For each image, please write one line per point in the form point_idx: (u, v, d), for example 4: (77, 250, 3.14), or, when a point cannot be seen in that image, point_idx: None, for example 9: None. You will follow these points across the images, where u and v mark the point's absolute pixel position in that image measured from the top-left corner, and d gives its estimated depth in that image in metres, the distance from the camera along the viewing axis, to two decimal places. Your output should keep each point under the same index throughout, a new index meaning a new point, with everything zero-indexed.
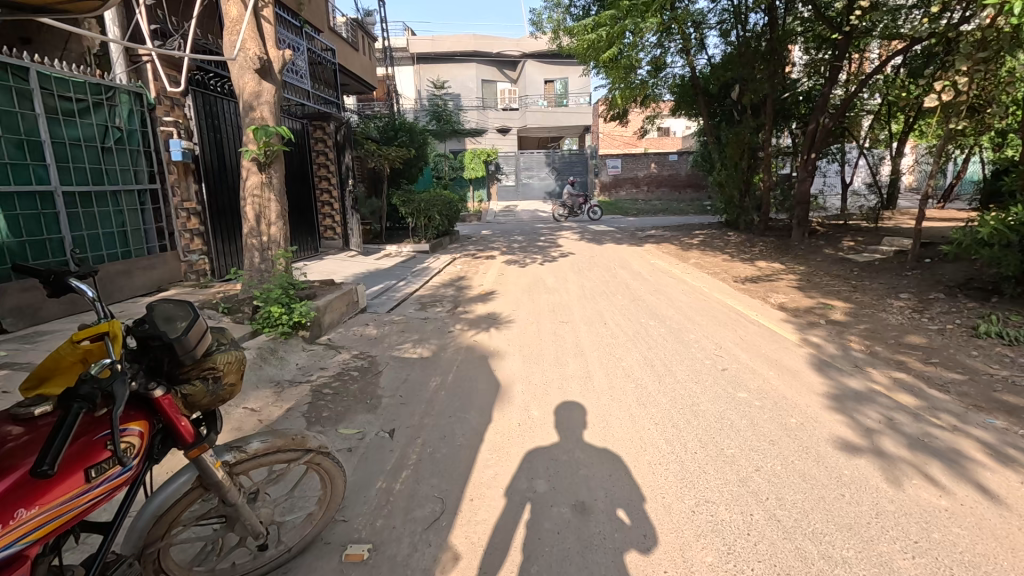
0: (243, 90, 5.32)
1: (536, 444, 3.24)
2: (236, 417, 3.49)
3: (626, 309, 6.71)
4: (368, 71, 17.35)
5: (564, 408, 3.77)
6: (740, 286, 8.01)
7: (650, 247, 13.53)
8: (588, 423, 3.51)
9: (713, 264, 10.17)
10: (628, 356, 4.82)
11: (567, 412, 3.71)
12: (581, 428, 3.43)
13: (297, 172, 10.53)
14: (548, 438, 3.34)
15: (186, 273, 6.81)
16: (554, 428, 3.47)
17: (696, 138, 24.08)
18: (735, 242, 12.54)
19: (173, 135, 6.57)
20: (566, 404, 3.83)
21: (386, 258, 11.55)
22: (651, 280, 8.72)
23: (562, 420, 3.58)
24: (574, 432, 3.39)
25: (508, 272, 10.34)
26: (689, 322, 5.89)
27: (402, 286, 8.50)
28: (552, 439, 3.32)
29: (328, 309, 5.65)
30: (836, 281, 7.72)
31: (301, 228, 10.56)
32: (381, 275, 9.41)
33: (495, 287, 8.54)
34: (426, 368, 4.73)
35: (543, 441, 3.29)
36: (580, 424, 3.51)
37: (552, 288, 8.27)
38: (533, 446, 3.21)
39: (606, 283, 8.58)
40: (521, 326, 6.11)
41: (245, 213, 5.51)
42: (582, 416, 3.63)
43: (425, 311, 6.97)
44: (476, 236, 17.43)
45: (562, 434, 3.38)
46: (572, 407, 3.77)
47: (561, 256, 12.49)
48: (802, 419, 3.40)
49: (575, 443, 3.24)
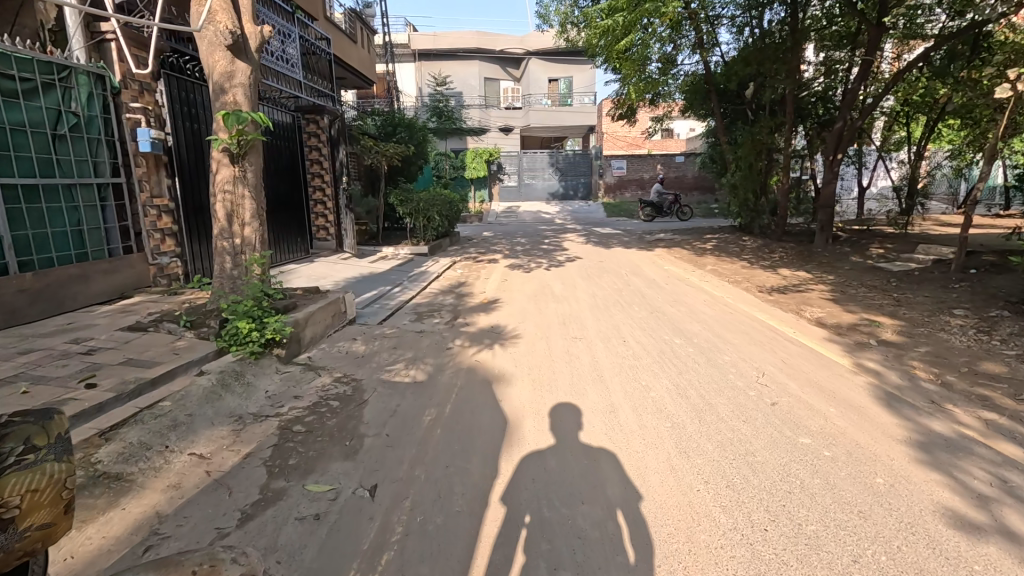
0: (213, 70, 4.62)
1: (534, 448, 3.16)
2: (177, 467, 2.77)
3: (645, 323, 6.03)
4: (366, 65, 16.66)
5: (561, 411, 3.70)
6: (768, 297, 7.31)
7: (660, 252, 12.82)
8: (583, 425, 3.48)
9: (732, 271, 9.48)
10: (654, 385, 4.09)
11: (561, 415, 3.65)
12: (577, 430, 3.39)
13: (285, 168, 9.78)
14: (546, 441, 3.27)
15: (155, 278, 6.11)
16: (550, 431, 3.39)
17: (704, 140, 23.43)
18: (751, 248, 11.84)
19: (141, 124, 5.87)
20: (562, 407, 3.76)
21: (381, 261, 10.83)
22: (668, 289, 8.01)
23: (555, 423, 3.51)
24: (571, 436, 3.32)
25: (512, 277, 9.65)
26: (720, 341, 5.19)
27: (397, 293, 7.78)
28: (548, 442, 3.26)
29: (310, 321, 4.95)
30: (873, 293, 7.03)
31: (290, 227, 9.83)
32: (373, 280, 8.68)
33: (498, 295, 7.83)
34: (418, 396, 4.00)
35: (540, 444, 3.21)
36: (576, 426, 3.47)
37: (561, 297, 7.57)
38: (533, 450, 3.15)
39: (619, 292, 7.86)
40: (529, 342, 5.40)
41: (215, 211, 4.79)
42: (578, 418, 3.59)
43: (421, 322, 6.26)
44: (477, 238, 16.73)
45: (557, 437, 3.32)
46: (565, 409, 3.72)
47: (568, 260, 11.79)
48: (893, 480, 2.69)
49: (573, 445, 3.20)
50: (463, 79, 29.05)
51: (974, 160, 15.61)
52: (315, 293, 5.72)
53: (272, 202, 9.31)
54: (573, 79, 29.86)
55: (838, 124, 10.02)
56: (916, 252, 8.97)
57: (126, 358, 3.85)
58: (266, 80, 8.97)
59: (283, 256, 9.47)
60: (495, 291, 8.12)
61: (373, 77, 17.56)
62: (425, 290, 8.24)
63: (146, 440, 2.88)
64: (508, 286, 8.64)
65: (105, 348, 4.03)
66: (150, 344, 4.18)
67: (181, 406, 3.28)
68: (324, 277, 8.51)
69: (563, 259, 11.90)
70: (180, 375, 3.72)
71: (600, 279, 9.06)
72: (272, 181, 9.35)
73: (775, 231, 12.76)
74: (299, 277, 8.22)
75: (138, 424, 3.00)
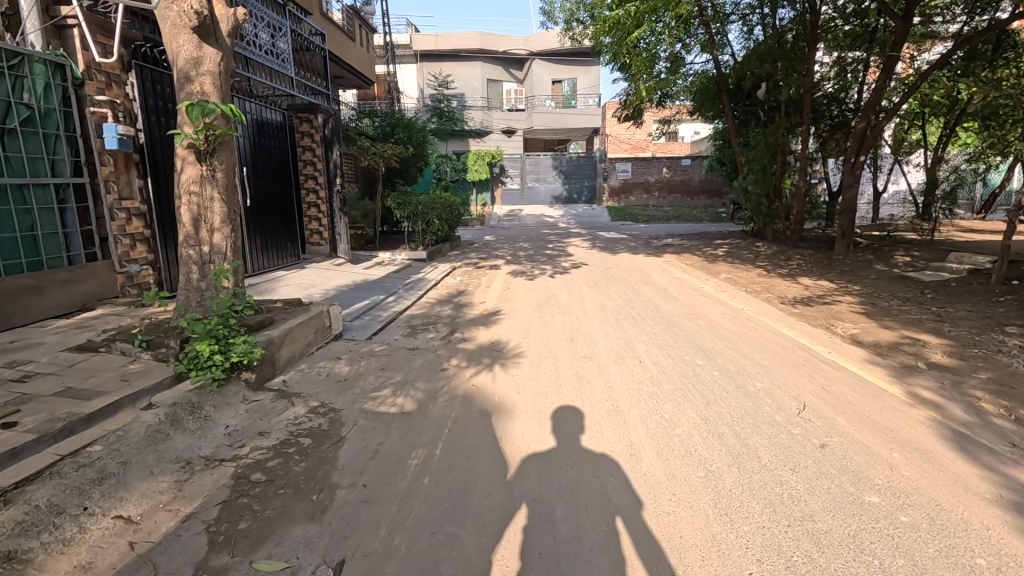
0: (177, 56, 4.09)
1: (534, 450, 3.18)
2: (94, 537, 2.21)
3: (660, 339, 5.47)
4: (365, 63, 16.16)
5: (563, 412, 3.73)
6: (792, 309, 6.74)
7: (670, 258, 12.27)
8: (584, 427, 3.49)
9: (749, 281, 8.89)
10: (679, 422, 3.48)
11: (563, 416, 3.67)
12: (578, 432, 3.41)
13: (276, 168, 9.23)
14: (546, 442, 3.29)
15: (124, 288, 5.58)
16: (551, 433, 3.41)
17: (712, 143, 22.90)
18: (767, 255, 11.24)
19: (108, 118, 5.34)
20: (564, 408, 3.78)
21: (375, 268, 10.24)
22: (683, 301, 7.44)
23: (556, 426, 3.51)
24: (572, 437, 3.34)
25: (515, 285, 9.11)
26: (749, 363, 4.61)
27: (390, 303, 7.23)
28: (549, 444, 3.26)
29: (287, 338, 4.40)
30: (908, 305, 6.47)
31: (281, 232, 9.28)
32: (364, 288, 8.09)
33: (500, 306, 7.26)
34: (404, 433, 3.41)
35: (540, 446, 3.23)
36: (577, 428, 3.48)
37: (567, 309, 7.01)
38: (533, 450, 3.18)
39: (627, 304, 7.27)
40: (532, 363, 4.81)
41: (180, 215, 4.25)
42: (579, 419, 3.61)
43: (414, 338, 5.68)
44: (479, 243, 16.20)
45: (558, 438, 3.34)
46: (567, 411, 3.74)
47: (573, 266, 11.21)
48: (998, 562, 2.12)
49: (573, 447, 3.21)
50: (466, 80, 28.55)
51: (997, 164, 15.00)
52: (295, 306, 5.15)
53: (262, 206, 8.75)
54: (578, 81, 29.31)
55: (861, 124, 9.40)
56: (948, 260, 8.50)
57: (64, 386, 3.31)
58: (239, 70, 8.31)
59: (272, 262, 8.88)
60: (495, 302, 7.54)
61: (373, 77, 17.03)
62: (421, 300, 7.66)
63: (59, 500, 2.34)
64: (510, 296, 8.07)
65: (44, 373, 3.49)
66: (98, 367, 3.64)
67: (115, 451, 2.74)
68: (313, 285, 7.94)
69: (568, 266, 11.33)
70: (125, 407, 3.18)
71: (609, 289, 8.47)
72: (261, 183, 8.80)
73: (790, 237, 12.16)
74: (284, 286, 7.63)
75: (54, 478, 2.46)
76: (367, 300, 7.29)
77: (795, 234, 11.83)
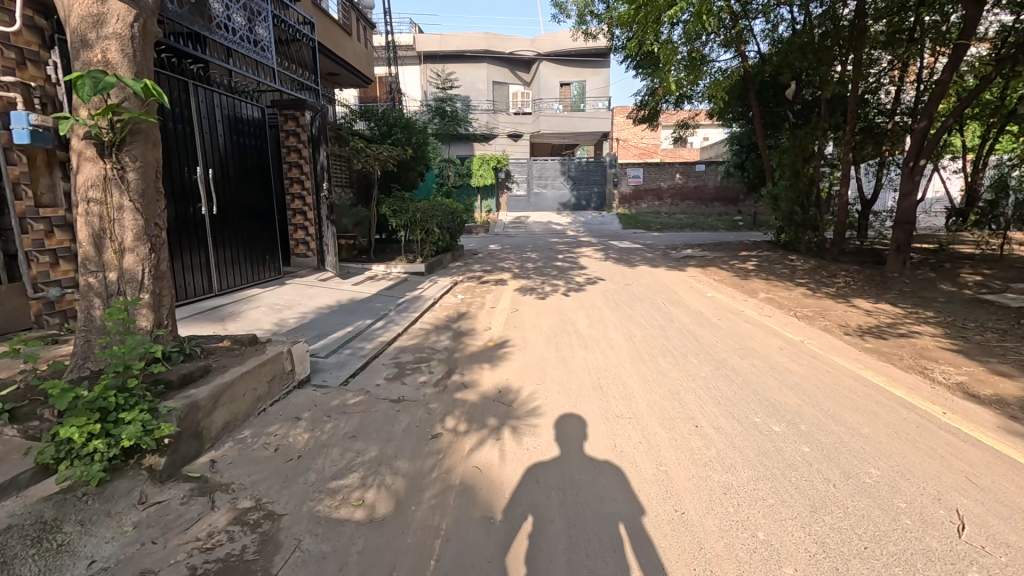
0: (70, 14, 3.00)
1: (538, 460, 3.19)
2: None
3: (715, 389, 4.27)
4: (363, 60, 15.08)
5: (566, 419, 3.75)
6: (864, 343, 5.55)
7: (694, 272, 11.10)
8: (587, 435, 3.52)
9: (794, 302, 7.72)
10: (786, 552, 2.31)
11: (567, 424, 3.69)
12: (581, 440, 3.43)
13: (258, 174, 8.12)
14: (549, 452, 3.31)
15: (41, 317, 4.48)
16: (554, 442, 3.42)
17: (729, 148, 21.74)
18: (805, 270, 10.06)
19: (17, 105, 4.24)
20: (568, 416, 3.80)
21: (366, 283, 9.09)
22: (726, 329, 6.26)
23: (559, 433, 3.55)
24: (575, 446, 3.36)
25: (524, 305, 7.94)
26: (864, 442, 3.29)
27: (376, 331, 6.07)
28: (552, 454, 3.28)
29: (221, 395, 3.22)
30: (1009, 340, 5.30)
31: (261, 245, 8.11)
32: (348, 311, 6.97)
33: (509, 334, 6.12)
34: (369, 567, 2.25)
35: (543, 456, 3.25)
36: (580, 435, 3.51)
37: (588, 339, 5.87)
38: (537, 460, 3.19)
39: (660, 333, 6.06)
40: (553, 426, 3.65)
41: (77, 231, 3.11)
42: (583, 427, 3.63)
43: (401, 382, 4.52)
44: (484, 252, 15.07)
45: (561, 448, 3.35)
46: (569, 418, 3.76)
47: (588, 281, 10.07)
48: None
49: (577, 456, 3.24)
50: (470, 82, 27.54)
51: None
52: (246, 347, 3.96)
53: (239, 215, 7.59)
54: (587, 83, 28.19)
55: (923, 123, 8.16)
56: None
57: None
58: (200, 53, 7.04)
59: (247, 279, 7.72)
60: (501, 329, 6.38)
61: (372, 75, 15.97)
62: (414, 327, 6.50)
63: None
64: (518, 319, 6.92)
65: None
66: None
67: None
68: (289, 306, 6.79)
69: (583, 281, 10.18)
70: None
71: (631, 311, 7.32)
72: (240, 189, 7.67)
73: (829, 249, 10.96)
74: (255, 308, 6.50)
75: None
76: (351, 327, 6.16)
77: (835, 247, 10.61)
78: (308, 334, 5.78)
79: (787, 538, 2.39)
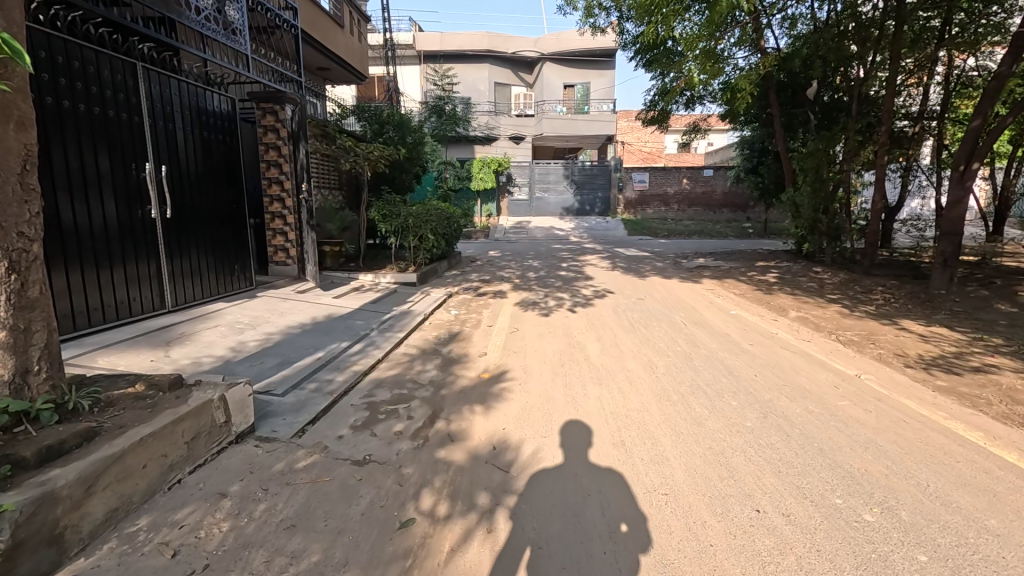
0: None
1: (541, 465, 3.18)
2: None
3: (771, 448, 3.34)
4: (356, 55, 14.24)
5: (571, 425, 3.73)
6: (934, 379, 4.64)
7: (711, 284, 10.20)
8: (591, 441, 3.49)
9: (830, 323, 6.82)
10: None
11: (571, 430, 3.66)
12: (585, 446, 3.41)
13: (229, 174, 7.22)
14: (553, 457, 3.30)
15: None
16: (558, 448, 3.40)
17: (740, 152, 20.86)
18: (834, 284, 9.17)
19: None
20: (572, 422, 3.77)
21: (349, 295, 8.17)
22: (763, 358, 5.33)
23: (563, 440, 3.51)
24: (578, 452, 3.34)
25: (526, 323, 7.04)
26: (1000, 547, 2.37)
27: (350, 359, 5.14)
28: (556, 459, 3.26)
29: (102, 474, 2.32)
30: None
31: (227, 254, 7.17)
32: (323, 330, 6.06)
33: (506, 362, 5.20)
34: None
35: (547, 460, 3.24)
36: (585, 441, 3.49)
37: (601, 370, 4.95)
38: (541, 465, 3.18)
39: (686, 363, 5.13)
40: (565, 505, 2.76)
41: None
42: (588, 434, 3.60)
43: (370, 433, 3.60)
44: (483, 259, 14.20)
45: (565, 454, 3.33)
46: (572, 424, 3.73)
47: (596, 294, 9.16)
48: None
49: (582, 463, 3.22)
50: (471, 82, 26.73)
51: None
52: (161, 395, 3.02)
53: (204, 221, 6.67)
54: (591, 85, 27.30)
55: (975, 122, 7.31)
56: None
57: None
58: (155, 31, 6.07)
59: (212, 292, 6.80)
60: (498, 356, 5.44)
61: (367, 72, 15.11)
62: (395, 352, 5.56)
63: None
64: (518, 342, 5.99)
65: None
66: None
67: None
68: (254, 325, 5.87)
69: (590, 294, 9.28)
70: None
71: (648, 333, 6.39)
72: (207, 191, 6.76)
73: (859, 261, 10.06)
74: (211, 328, 5.57)
75: None
76: (321, 352, 5.25)
77: (867, 258, 9.67)
78: (269, 362, 4.85)
79: (802, 562, 2.29)
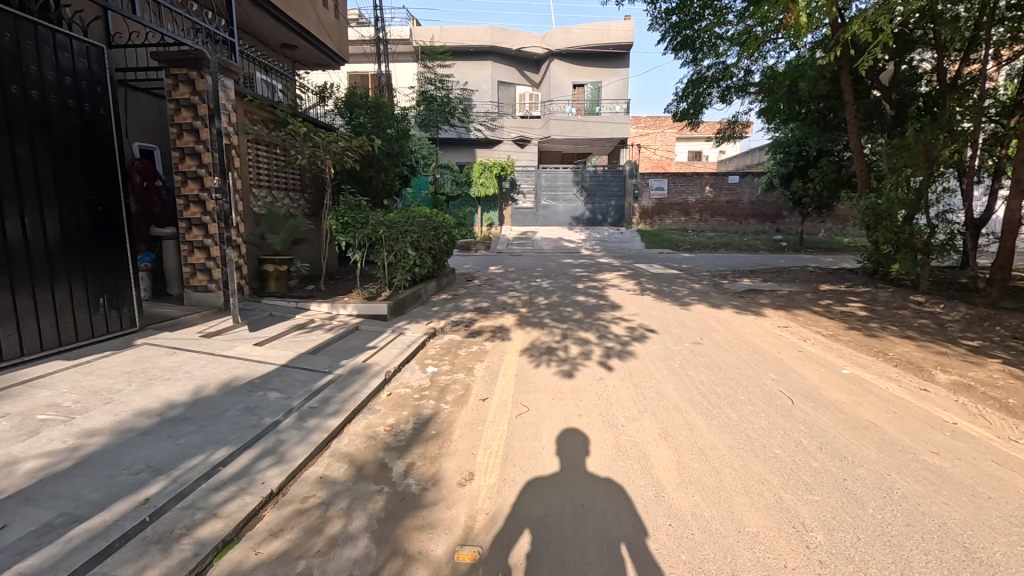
0: None
1: (538, 474, 3.10)
2: None
3: None
4: (332, 32, 11.89)
5: (568, 436, 3.62)
6: None
7: (781, 318, 7.74)
8: (589, 450, 3.42)
9: (1020, 399, 4.29)
10: None
11: (568, 438, 3.59)
12: (584, 455, 3.34)
13: (89, 163, 4.66)
14: (550, 468, 3.20)
15: None
16: (557, 456, 3.32)
17: (773, 156, 18.38)
18: (959, 323, 6.71)
19: None
20: (569, 430, 3.70)
21: (281, 340, 5.66)
22: (998, 504, 2.77)
23: (560, 451, 3.40)
24: (576, 461, 3.27)
25: (540, 391, 4.54)
26: None
27: (212, 501, 2.68)
28: (552, 468, 3.18)
29: None
30: None
31: (70, 282, 4.48)
32: (197, 421, 3.53)
33: (513, 518, 2.66)
34: None
35: (543, 470, 3.15)
36: (583, 450, 3.43)
37: (701, 545, 2.44)
38: (538, 474, 3.10)
39: (893, 549, 2.40)
40: None
41: None
42: (584, 443, 3.53)
43: None
44: (481, 278, 11.81)
45: (562, 463, 3.25)
46: (571, 433, 3.66)
47: (633, 334, 6.68)
48: None
49: (578, 472, 3.14)
50: (473, 81, 24.50)
51: None
52: None
53: (24, 236, 4.11)
54: (602, 86, 24.81)
55: None
56: None
57: None
58: None
59: (37, 347, 4.23)
60: (491, 499, 2.84)
61: (347, 56, 12.84)
62: (306, 477, 3.04)
63: None
64: (531, 449, 3.43)
65: None
66: None
67: None
68: (72, 416, 3.37)
69: (624, 333, 6.76)
70: None
71: (745, 424, 3.83)
72: (38, 188, 4.23)
73: (983, 290, 7.65)
74: None
75: None
76: (155, 489, 2.72)
77: (995, 287, 7.28)
78: (18, 529, 2.32)
79: None
